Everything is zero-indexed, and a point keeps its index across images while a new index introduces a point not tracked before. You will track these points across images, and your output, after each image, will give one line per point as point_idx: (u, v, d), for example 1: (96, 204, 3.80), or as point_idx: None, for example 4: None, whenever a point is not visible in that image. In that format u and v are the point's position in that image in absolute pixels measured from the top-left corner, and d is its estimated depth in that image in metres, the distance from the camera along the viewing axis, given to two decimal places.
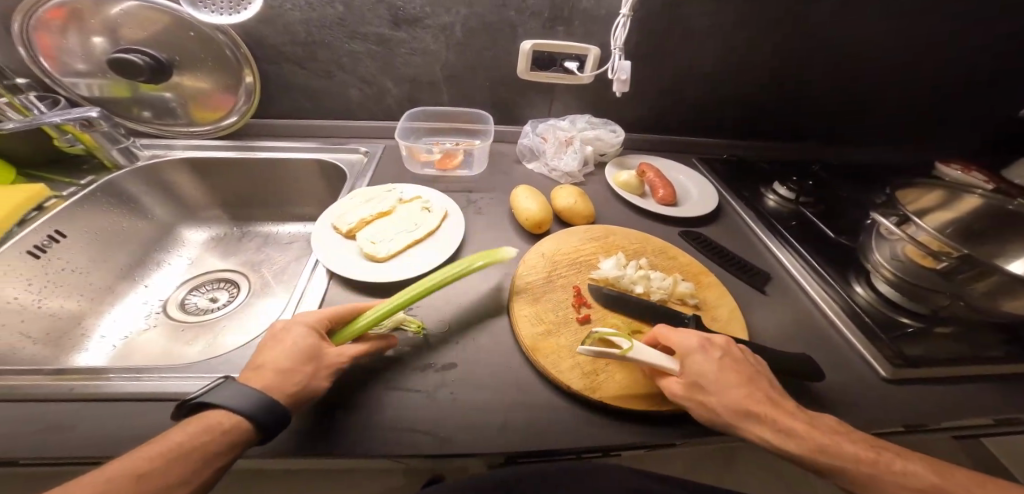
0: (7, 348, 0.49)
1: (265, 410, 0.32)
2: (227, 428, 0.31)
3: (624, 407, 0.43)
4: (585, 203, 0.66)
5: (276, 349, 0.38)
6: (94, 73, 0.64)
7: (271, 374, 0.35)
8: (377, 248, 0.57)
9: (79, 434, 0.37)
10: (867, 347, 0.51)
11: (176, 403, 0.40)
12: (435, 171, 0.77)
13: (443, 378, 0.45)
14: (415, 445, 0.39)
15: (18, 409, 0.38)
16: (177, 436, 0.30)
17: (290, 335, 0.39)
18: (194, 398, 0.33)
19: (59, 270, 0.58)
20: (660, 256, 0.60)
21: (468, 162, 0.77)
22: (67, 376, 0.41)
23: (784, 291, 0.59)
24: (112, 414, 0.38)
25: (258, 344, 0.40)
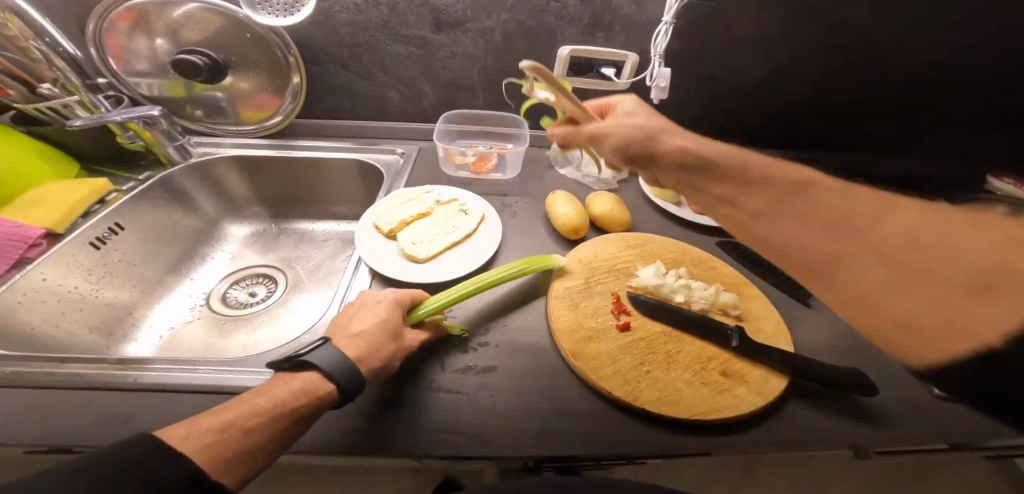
0: (65, 335, 0.52)
1: (351, 378, 0.36)
2: (320, 394, 0.34)
3: (668, 415, 0.42)
4: (621, 209, 0.66)
5: (366, 320, 0.42)
6: (155, 73, 0.68)
7: (363, 344, 0.39)
8: (418, 249, 0.57)
9: (140, 423, 0.38)
10: None
11: (226, 397, 0.41)
12: (468, 174, 0.77)
13: (483, 381, 0.45)
14: (459, 446, 0.39)
15: (81, 396, 0.40)
16: (279, 393, 0.33)
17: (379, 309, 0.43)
18: (300, 355, 0.36)
19: (116, 262, 0.61)
20: (699, 266, 0.60)
21: (501, 166, 0.78)
22: (125, 366, 0.43)
23: (828, 304, 0.58)
24: (171, 405, 0.40)
25: (350, 308, 0.44)
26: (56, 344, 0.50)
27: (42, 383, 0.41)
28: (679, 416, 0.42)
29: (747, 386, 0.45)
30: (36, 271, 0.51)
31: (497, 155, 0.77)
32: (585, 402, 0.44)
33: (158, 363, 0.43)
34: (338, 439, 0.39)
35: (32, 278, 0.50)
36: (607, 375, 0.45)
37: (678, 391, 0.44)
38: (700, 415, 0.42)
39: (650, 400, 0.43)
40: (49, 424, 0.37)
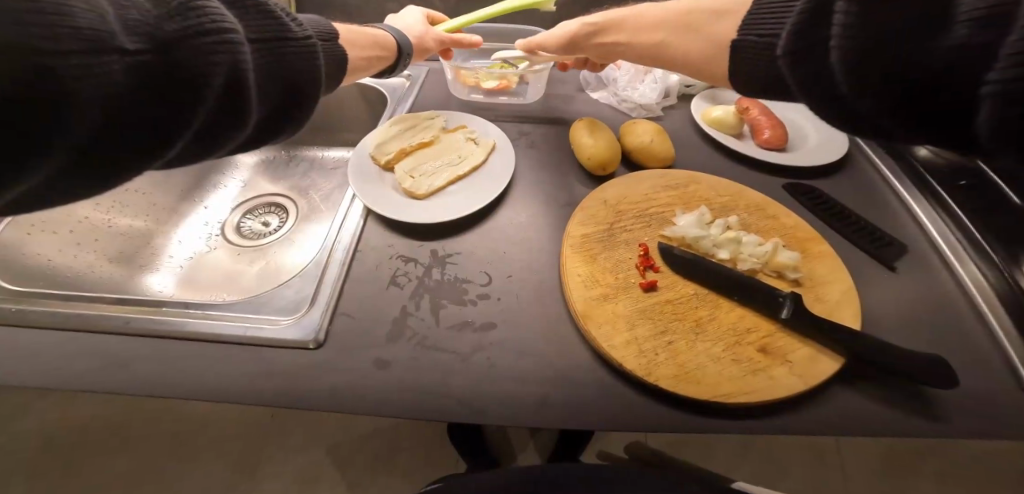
0: (83, 265, 0.54)
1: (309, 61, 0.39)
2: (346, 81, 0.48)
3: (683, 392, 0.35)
4: (665, 142, 0.54)
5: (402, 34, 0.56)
6: None
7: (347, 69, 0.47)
8: (418, 184, 0.51)
9: (135, 373, 0.38)
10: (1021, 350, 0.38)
11: (212, 344, 0.41)
12: (481, 97, 0.66)
13: (481, 340, 0.41)
14: (447, 410, 0.36)
15: (82, 340, 0.41)
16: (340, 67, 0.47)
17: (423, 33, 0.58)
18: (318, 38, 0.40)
19: (123, 191, 0.62)
20: (755, 214, 0.48)
21: (522, 89, 0.66)
22: (142, 308, 0.44)
23: (919, 267, 0.45)
24: (170, 355, 0.40)
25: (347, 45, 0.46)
26: (75, 275, 0.52)
27: (41, 325, 0.41)
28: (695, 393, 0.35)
29: (788, 368, 0.37)
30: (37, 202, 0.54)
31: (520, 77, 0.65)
32: (587, 369, 0.39)
33: (169, 304, 0.44)
34: (323, 397, 0.37)
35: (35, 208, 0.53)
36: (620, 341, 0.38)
37: (703, 368, 0.37)
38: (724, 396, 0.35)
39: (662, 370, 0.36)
40: (53, 369, 0.39)
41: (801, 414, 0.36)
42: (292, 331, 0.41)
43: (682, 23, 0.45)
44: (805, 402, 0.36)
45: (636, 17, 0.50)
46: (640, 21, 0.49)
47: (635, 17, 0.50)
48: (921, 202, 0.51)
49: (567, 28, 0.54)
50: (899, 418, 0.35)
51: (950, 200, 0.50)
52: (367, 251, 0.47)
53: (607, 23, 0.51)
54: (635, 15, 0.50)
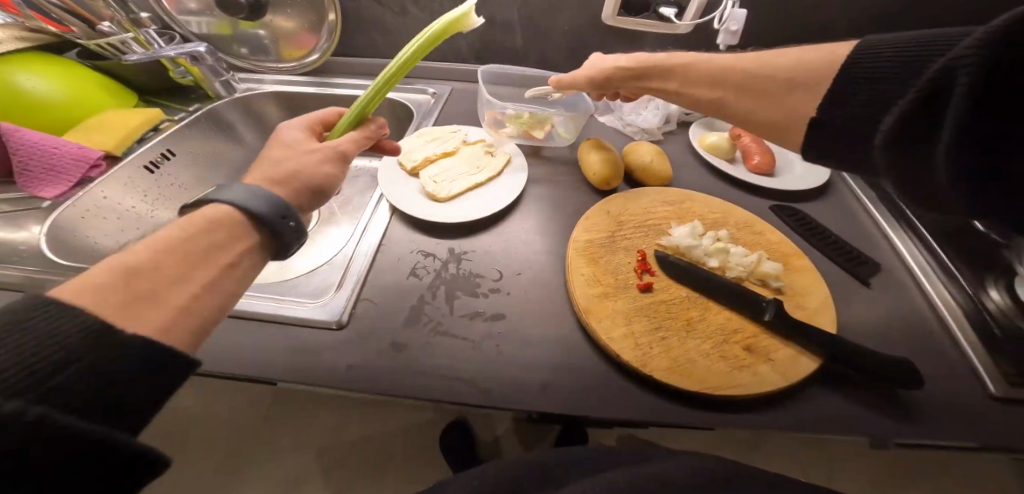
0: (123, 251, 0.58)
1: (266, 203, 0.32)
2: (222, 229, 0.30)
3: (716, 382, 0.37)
4: (664, 163, 0.59)
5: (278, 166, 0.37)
6: (204, 12, 0.69)
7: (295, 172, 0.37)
8: (439, 188, 0.56)
9: None
10: (983, 360, 0.42)
11: (245, 321, 0.44)
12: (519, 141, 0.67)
13: (490, 329, 0.45)
14: (458, 390, 0.40)
15: None
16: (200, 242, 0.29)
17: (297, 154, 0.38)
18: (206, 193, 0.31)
19: (170, 186, 0.65)
20: (742, 230, 0.53)
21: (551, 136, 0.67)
22: None
23: (891, 284, 0.50)
24: None
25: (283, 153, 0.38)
26: None
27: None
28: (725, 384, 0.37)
29: (770, 365, 0.40)
30: (97, 188, 0.56)
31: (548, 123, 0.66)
32: (586, 361, 0.43)
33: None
34: (345, 372, 0.41)
35: (92, 196, 0.56)
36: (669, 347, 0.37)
37: (693, 361, 0.41)
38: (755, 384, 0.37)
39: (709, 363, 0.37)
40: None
41: (781, 410, 0.39)
42: (319, 313, 0.45)
43: (744, 84, 0.44)
44: (784, 399, 0.40)
45: (695, 60, 0.50)
46: (694, 63, 0.49)
47: (696, 61, 0.50)
48: (895, 228, 0.56)
49: (628, 61, 0.55)
50: (871, 417, 0.39)
51: (921, 227, 0.55)
52: (390, 245, 0.52)
53: (667, 60, 0.52)
54: (687, 61, 0.50)
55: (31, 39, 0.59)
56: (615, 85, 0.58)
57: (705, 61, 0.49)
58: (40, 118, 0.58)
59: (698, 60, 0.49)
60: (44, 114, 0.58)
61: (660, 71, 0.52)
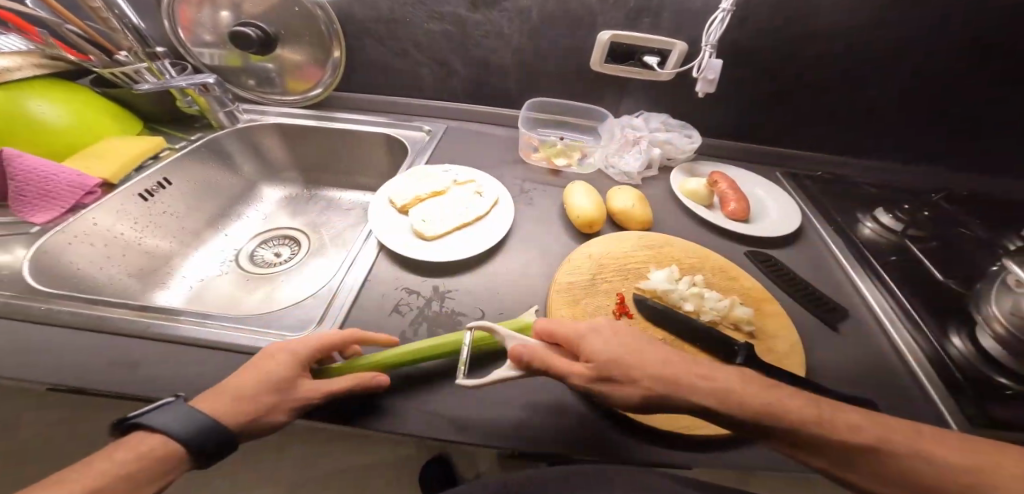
0: (106, 277, 0.57)
1: (206, 433, 0.29)
2: (158, 453, 0.28)
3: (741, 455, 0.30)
4: (644, 207, 0.63)
5: (258, 379, 0.34)
6: (217, 44, 0.73)
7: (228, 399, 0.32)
8: (428, 227, 0.58)
9: (143, 373, 0.41)
10: (947, 401, 0.44)
11: (223, 353, 0.44)
12: (546, 165, 0.76)
13: (470, 365, 0.46)
14: (434, 427, 0.40)
15: (96, 340, 0.44)
16: (123, 457, 0.27)
17: (286, 372, 0.35)
18: (131, 416, 0.29)
19: (161, 214, 0.66)
20: (717, 274, 0.55)
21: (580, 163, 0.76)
22: (149, 313, 0.47)
23: (861, 330, 0.52)
24: (181, 359, 0.43)
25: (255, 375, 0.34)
26: (94, 288, 0.55)
27: (69, 322, 0.45)
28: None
29: None
30: (88, 215, 0.57)
31: (578, 153, 0.75)
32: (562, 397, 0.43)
33: (188, 314, 0.47)
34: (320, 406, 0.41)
35: (84, 221, 0.56)
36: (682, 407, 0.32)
37: None
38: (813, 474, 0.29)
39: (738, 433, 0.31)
40: (70, 362, 0.41)
41: (753, 452, 0.40)
42: None
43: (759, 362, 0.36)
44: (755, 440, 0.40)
45: (650, 386, 0.34)
46: (710, 395, 0.33)
47: (649, 394, 0.34)
48: (863, 276, 0.58)
49: (599, 346, 0.36)
50: None
51: (887, 276, 0.58)
52: (376, 280, 0.53)
53: (672, 368, 0.35)
54: (661, 368, 0.35)
55: (51, 66, 0.62)
56: (576, 354, 0.38)
57: (717, 391, 0.33)
58: (44, 145, 0.59)
59: (651, 392, 0.34)
60: (48, 141, 0.59)
61: (612, 372, 0.35)
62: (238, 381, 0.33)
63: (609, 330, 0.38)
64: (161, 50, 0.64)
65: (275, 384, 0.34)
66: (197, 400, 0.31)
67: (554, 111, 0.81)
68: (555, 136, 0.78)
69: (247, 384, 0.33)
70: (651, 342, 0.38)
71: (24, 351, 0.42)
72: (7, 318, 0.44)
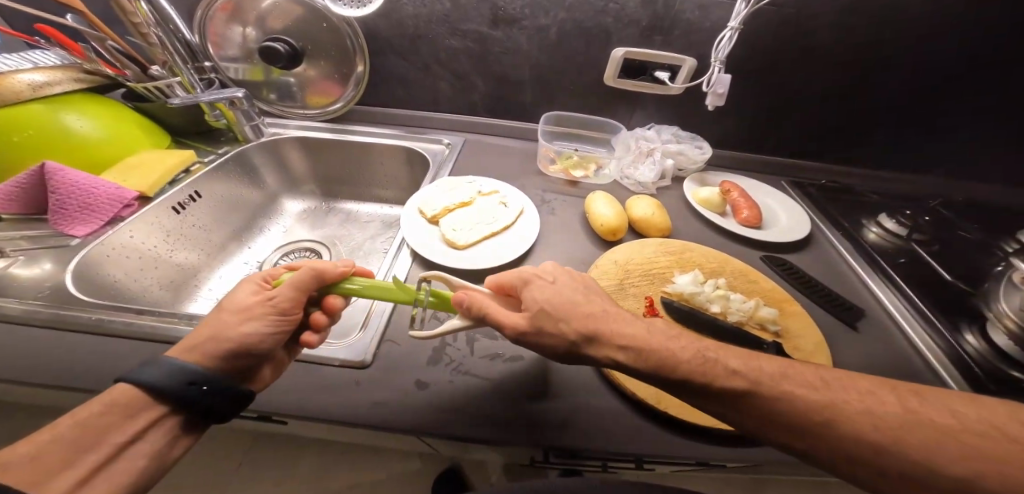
0: (140, 290, 0.58)
1: (175, 384, 0.33)
2: (131, 404, 0.32)
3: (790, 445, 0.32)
4: (662, 215, 0.65)
5: (233, 317, 0.39)
6: (243, 60, 0.76)
7: (205, 350, 0.37)
8: (458, 235, 0.60)
9: None
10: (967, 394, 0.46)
11: None
12: (563, 177, 0.79)
13: (510, 369, 0.47)
14: (482, 428, 0.41)
15: (141, 348, 0.44)
16: (101, 407, 0.31)
17: (256, 300, 0.40)
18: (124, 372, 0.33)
19: (191, 226, 0.67)
20: (739, 278, 0.58)
21: (596, 174, 0.79)
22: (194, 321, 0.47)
23: (879, 329, 0.54)
24: None
25: (233, 326, 0.38)
26: (128, 299, 0.55)
27: (119, 332, 0.45)
28: (807, 455, 0.33)
29: None
30: (125, 229, 0.58)
31: (594, 164, 0.78)
32: (600, 398, 0.45)
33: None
34: (369, 412, 0.42)
35: (121, 235, 0.57)
36: (729, 401, 0.34)
37: None
38: (859, 461, 0.31)
39: (783, 424, 0.33)
40: (120, 368, 0.42)
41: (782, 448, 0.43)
42: (344, 351, 0.46)
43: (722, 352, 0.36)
44: None
45: (574, 339, 0.36)
46: (633, 352, 0.36)
47: (574, 346, 0.37)
48: (875, 278, 0.61)
49: (536, 299, 0.38)
50: None
51: (898, 278, 0.61)
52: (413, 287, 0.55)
53: (602, 323, 0.37)
54: (587, 322, 0.37)
55: (90, 81, 0.63)
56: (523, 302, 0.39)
57: (602, 347, 0.37)
58: (78, 157, 0.60)
59: (575, 344, 0.37)
60: (83, 154, 0.61)
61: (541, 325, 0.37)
62: (203, 328, 0.38)
63: (552, 283, 0.40)
64: (206, 64, 0.69)
65: (244, 319, 0.39)
66: (174, 351, 0.36)
67: (569, 125, 0.85)
68: (571, 148, 0.81)
69: (225, 335, 0.38)
70: (590, 296, 0.39)
71: (73, 360, 0.42)
72: (52, 328, 0.44)
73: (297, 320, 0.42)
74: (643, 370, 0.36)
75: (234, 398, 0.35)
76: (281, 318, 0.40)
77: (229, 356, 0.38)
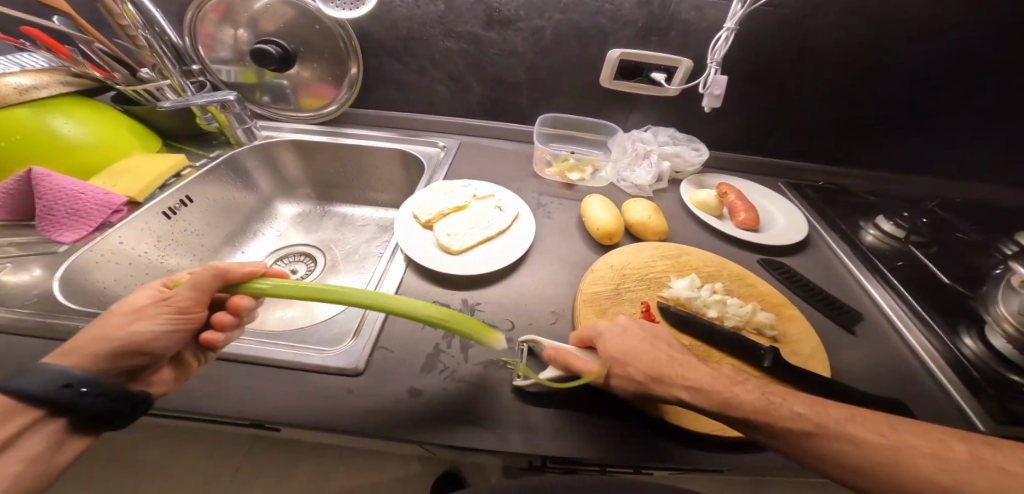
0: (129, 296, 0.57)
1: (56, 388, 0.31)
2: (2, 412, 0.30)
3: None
4: (659, 219, 0.65)
5: (119, 317, 0.37)
6: (236, 62, 0.75)
7: (89, 351, 0.35)
8: (452, 241, 0.59)
9: (183, 390, 0.41)
10: (966, 399, 0.46)
11: (261, 368, 0.44)
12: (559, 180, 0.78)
13: (504, 375, 0.46)
14: (475, 437, 0.41)
15: None
16: None
17: (146, 298, 0.39)
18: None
19: (182, 231, 0.66)
20: (736, 282, 0.58)
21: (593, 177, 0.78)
22: None
23: (876, 333, 0.54)
24: (221, 374, 0.43)
25: (116, 324, 0.37)
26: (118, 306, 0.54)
27: None
28: None
29: None
30: (114, 235, 0.57)
31: (590, 167, 0.77)
32: (596, 403, 0.45)
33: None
34: (361, 420, 0.41)
35: (110, 241, 0.56)
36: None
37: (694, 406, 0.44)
38: None
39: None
40: None
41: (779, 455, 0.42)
42: (336, 359, 0.46)
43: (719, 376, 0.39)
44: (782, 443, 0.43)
45: (643, 381, 0.39)
46: (694, 392, 0.38)
47: (641, 388, 0.40)
48: (873, 281, 0.61)
49: (610, 344, 0.42)
50: None
51: (895, 280, 0.60)
52: (407, 293, 0.54)
53: (668, 366, 0.40)
54: (653, 365, 0.40)
55: (78, 84, 0.62)
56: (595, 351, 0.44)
57: None
58: (66, 162, 0.59)
59: None
60: (70, 158, 0.60)
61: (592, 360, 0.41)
62: (87, 330, 0.36)
63: (623, 329, 0.43)
64: (195, 67, 0.69)
65: (132, 317, 0.37)
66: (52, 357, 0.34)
67: (565, 127, 0.84)
68: (567, 150, 0.81)
69: (109, 335, 0.36)
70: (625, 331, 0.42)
71: None
72: (38, 337, 0.43)
73: (197, 317, 0.41)
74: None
75: (122, 400, 0.34)
76: (172, 316, 0.39)
77: (115, 356, 0.36)
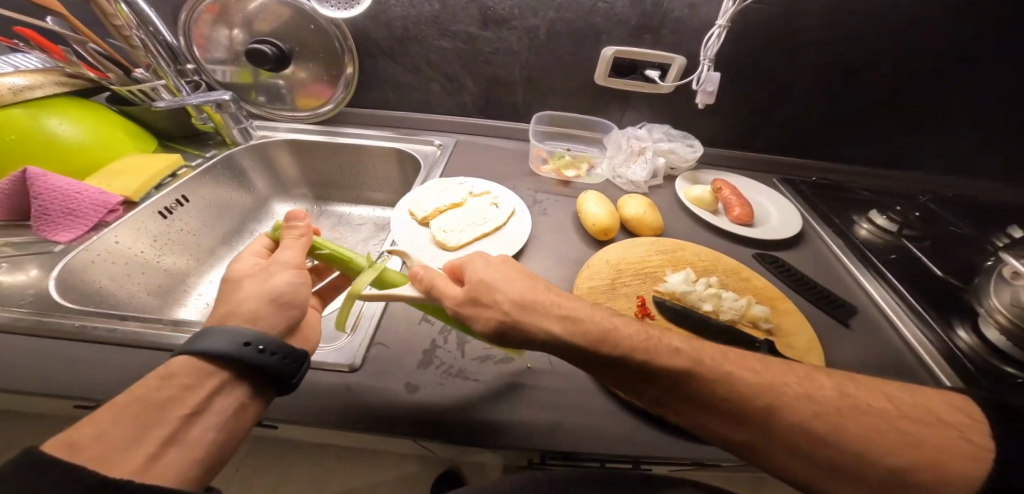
0: (126, 295, 0.57)
1: (234, 345, 0.32)
2: (188, 381, 0.31)
3: (766, 471, 0.33)
4: (654, 214, 0.65)
5: (252, 283, 0.38)
6: (231, 62, 0.75)
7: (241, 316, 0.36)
8: (449, 237, 0.60)
9: None
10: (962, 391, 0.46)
11: None
12: (555, 177, 0.79)
13: (502, 371, 0.47)
14: (472, 432, 0.41)
15: (123, 354, 0.43)
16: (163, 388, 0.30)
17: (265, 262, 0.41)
18: (190, 345, 0.32)
19: (179, 231, 0.66)
20: (731, 276, 0.58)
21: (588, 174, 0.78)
22: (178, 327, 0.46)
23: (871, 326, 0.54)
24: None
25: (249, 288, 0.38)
26: (112, 304, 0.54)
27: (103, 338, 0.44)
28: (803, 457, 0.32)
29: None
30: (109, 234, 0.57)
31: (586, 164, 0.78)
32: (593, 399, 0.45)
33: (197, 326, 0.46)
34: (357, 416, 0.41)
35: (105, 240, 0.56)
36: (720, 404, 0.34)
37: None
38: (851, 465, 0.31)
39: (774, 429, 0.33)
40: (101, 376, 0.41)
41: None
42: (333, 355, 0.46)
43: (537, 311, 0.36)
44: None
45: (509, 309, 0.36)
46: (562, 320, 0.36)
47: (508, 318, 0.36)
48: (867, 275, 0.61)
49: (477, 273, 0.39)
50: None
51: (888, 273, 0.61)
52: None
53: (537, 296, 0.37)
54: (521, 293, 0.37)
55: (71, 84, 0.62)
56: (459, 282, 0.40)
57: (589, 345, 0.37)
58: (61, 161, 0.59)
59: (556, 349, 0.36)
60: (65, 158, 0.60)
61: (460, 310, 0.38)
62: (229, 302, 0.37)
63: None
64: (189, 67, 0.69)
65: (264, 277, 0.39)
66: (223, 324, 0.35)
67: (561, 125, 0.85)
68: (562, 147, 0.81)
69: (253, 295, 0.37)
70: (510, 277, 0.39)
71: (55, 366, 0.41)
72: (36, 335, 0.44)
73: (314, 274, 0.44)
74: (632, 372, 0.35)
75: (289, 359, 0.34)
76: (304, 273, 0.42)
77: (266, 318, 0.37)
